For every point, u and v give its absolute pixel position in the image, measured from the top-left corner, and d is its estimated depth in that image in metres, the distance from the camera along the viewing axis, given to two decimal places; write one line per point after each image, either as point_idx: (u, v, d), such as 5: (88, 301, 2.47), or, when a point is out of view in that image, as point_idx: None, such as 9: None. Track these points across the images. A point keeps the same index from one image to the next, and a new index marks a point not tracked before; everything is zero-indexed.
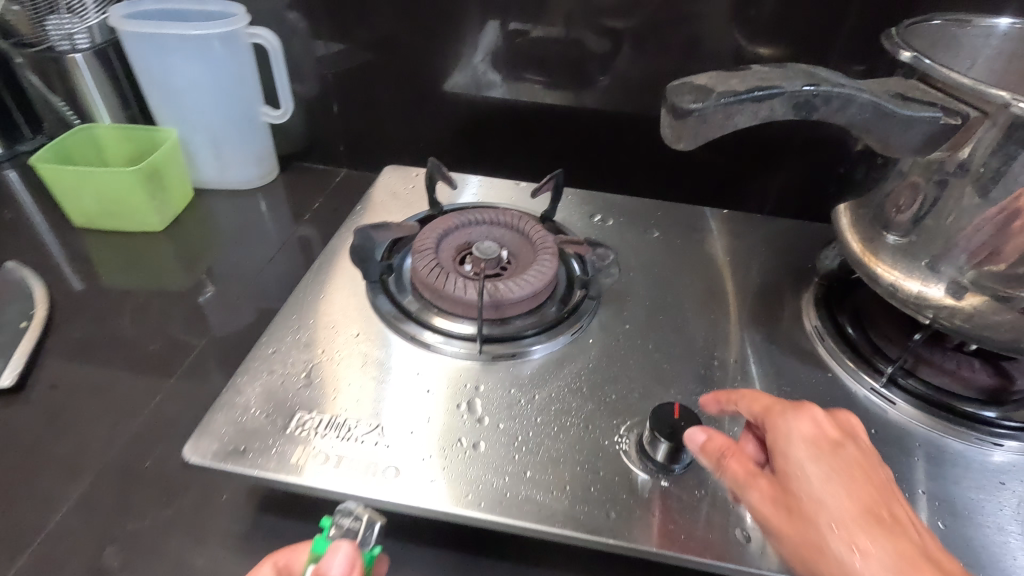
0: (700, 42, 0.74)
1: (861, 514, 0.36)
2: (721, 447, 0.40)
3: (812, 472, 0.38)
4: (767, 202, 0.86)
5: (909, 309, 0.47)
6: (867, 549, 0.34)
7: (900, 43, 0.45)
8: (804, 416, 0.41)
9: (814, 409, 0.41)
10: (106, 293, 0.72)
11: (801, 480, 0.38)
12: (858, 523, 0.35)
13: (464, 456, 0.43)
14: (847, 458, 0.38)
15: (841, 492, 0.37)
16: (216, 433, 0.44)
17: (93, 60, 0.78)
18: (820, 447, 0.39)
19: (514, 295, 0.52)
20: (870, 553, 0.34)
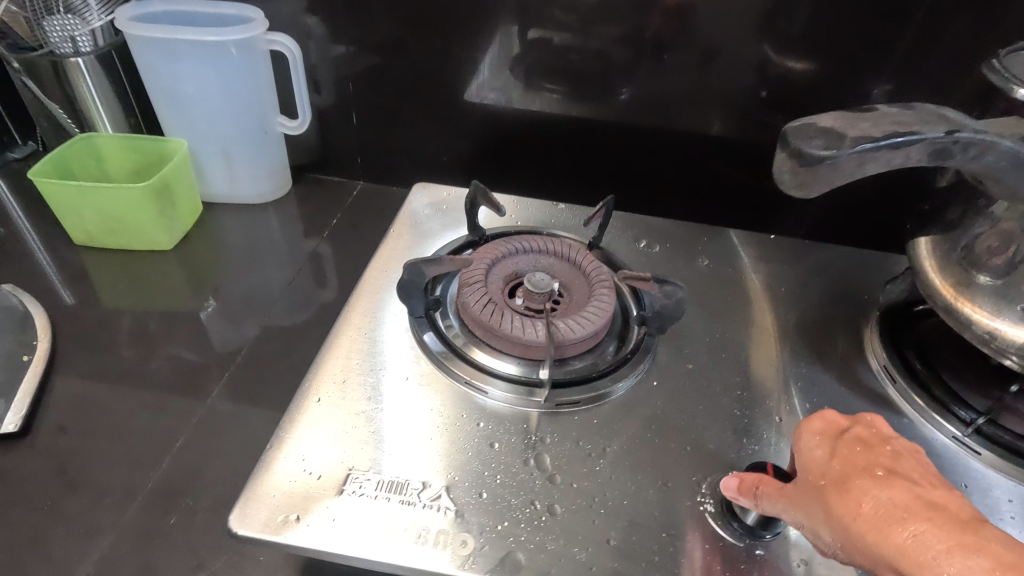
0: (746, 61, 0.71)
1: (858, 474, 0.37)
2: (754, 481, 0.39)
3: (815, 457, 0.39)
4: (804, 225, 0.83)
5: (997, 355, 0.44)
6: (868, 503, 0.35)
7: (1009, 78, 0.43)
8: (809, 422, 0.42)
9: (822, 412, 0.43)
10: (113, 321, 0.66)
11: (808, 466, 0.39)
12: (857, 482, 0.36)
13: (541, 521, 0.40)
14: (850, 442, 0.40)
15: (841, 462, 0.38)
16: (265, 498, 0.40)
17: (97, 66, 0.72)
18: (828, 437, 0.41)
19: (576, 335, 0.49)
20: (874, 505, 0.34)
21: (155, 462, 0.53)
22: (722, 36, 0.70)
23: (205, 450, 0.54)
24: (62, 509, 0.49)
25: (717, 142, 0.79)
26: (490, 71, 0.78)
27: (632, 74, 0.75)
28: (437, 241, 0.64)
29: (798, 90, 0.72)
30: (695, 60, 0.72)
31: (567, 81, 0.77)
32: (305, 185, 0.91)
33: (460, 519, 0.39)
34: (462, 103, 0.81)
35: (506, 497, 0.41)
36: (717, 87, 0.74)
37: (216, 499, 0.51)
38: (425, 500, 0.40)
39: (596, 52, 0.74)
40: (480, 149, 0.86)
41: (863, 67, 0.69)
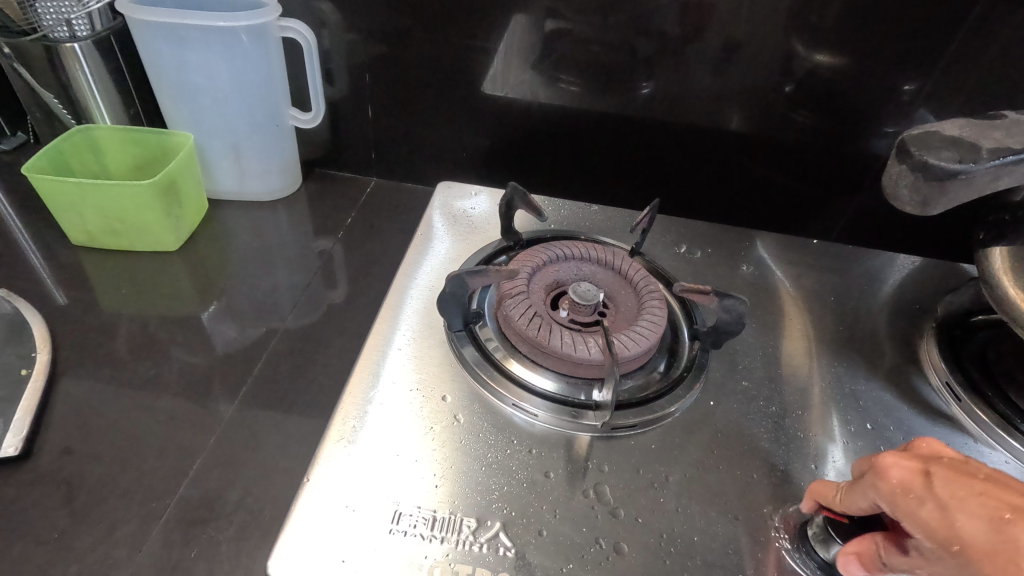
0: (789, 57, 0.67)
1: (994, 523, 0.30)
2: (875, 553, 0.34)
3: (924, 512, 0.32)
4: (838, 227, 0.80)
5: None
6: None
7: None
8: (881, 479, 0.34)
9: (886, 465, 0.35)
10: (117, 330, 0.62)
11: (923, 526, 0.32)
12: (999, 534, 0.30)
13: (607, 562, 0.37)
14: (949, 479, 0.33)
15: (965, 514, 0.31)
16: (305, 540, 0.36)
17: (95, 51, 0.67)
18: (920, 482, 0.33)
19: (632, 352, 0.45)
20: None
21: (171, 488, 0.49)
22: (766, 29, 0.66)
23: (225, 473, 0.51)
24: (73, 544, 0.45)
25: (753, 141, 0.75)
26: (516, 63, 0.73)
27: (667, 69, 0.71)
28: (468, 246, 0.60)
29: (843, 88, 0.69)
30: (735, 55, 0.68)
31: (598, 75, 0.73)
32: (316, 182, 0.87)
33: (521, 562, 0.36)
34: (485, 97, 0.77)
35: (569, 535, 0.38)
36: (756, 84, 0.70)
37: (239, 528, 0.47)
38: (481, 540, 0.37)
39: (631, 45, 0.70)
40: (503, 145, 0.81)
41: (913, 64, 0.65)
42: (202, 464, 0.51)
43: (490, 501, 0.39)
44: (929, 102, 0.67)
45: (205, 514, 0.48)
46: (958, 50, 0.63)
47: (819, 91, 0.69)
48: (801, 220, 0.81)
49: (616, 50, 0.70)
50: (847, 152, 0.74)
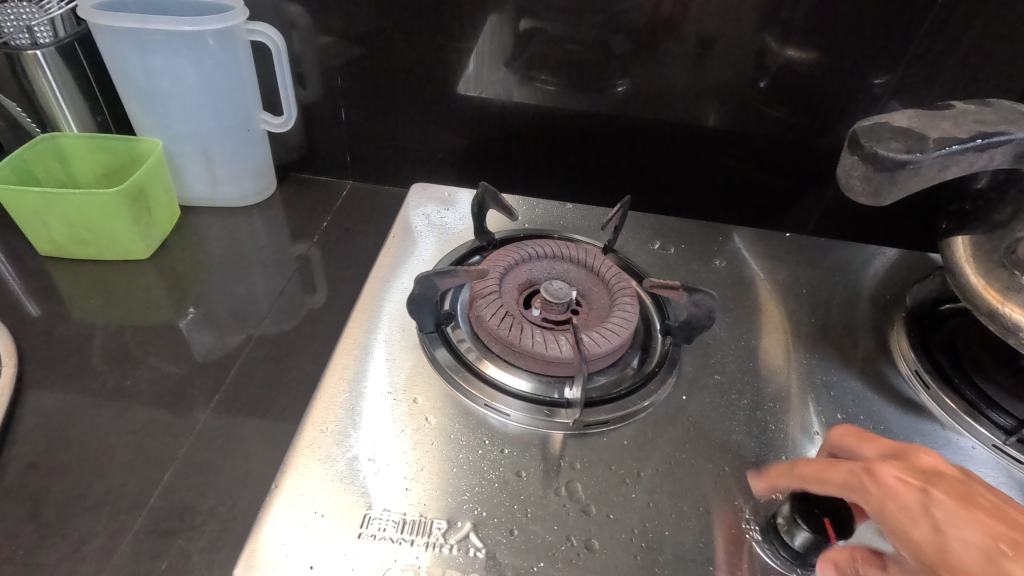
0: (759, 51, 0.68)
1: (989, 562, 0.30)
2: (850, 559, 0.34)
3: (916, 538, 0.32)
4: (812, 221, 0.81)
5: None
6: None
7: None
8: (873, 485, 0.34)
9: (879, 468, 0.34)
10: (86, 340, 0.61)
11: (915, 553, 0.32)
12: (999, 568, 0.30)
13: (579, 560, 0.36)
14: (943, 501, 0.32)
15: (960, 544, 0.31)
16: (273, 547, 0.35)
17: (58, 58, 0.66)
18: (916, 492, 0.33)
19: (603, 350, 0.45)
20: None
21: (141, 500, 0.48)
22: (734, 25, 0.66)
23: (198, 483, 0.50)
24: (40, 560, 0.44)
25: (726, 137, 0.76)
26: (488, 63, 0.73)
27: (638, 66, 0.71)
28: (442, 247, 0.60)
29: (811, 82, 0.69)
30: (705, 51, 0.69)
31: (570, 73, 0.73)
32: (292, 186, 0.86)
33: (492, 562, 0.36)
34: (459, 97, 0.77)
35: (540, 533, 0.37)
36: (727, 80, 0.71)
37: (212, 539, 0.47)
38: (451, 542, 0.36)
39: (601, 42, 0.70)
40: (478, 146, 0.81)
41: (879, 58, 0.66)
42: (173, 474, 0.50)
43: (461, 503, 0.38)
44: (897, 94, 0.68)
45: (177, 525, 0.47)
46: (922, 42, 0.64)
47: (788, 85, 0.70)
48: (776, 214, 0.82)
49: (588, 48, 0.70)
50: (818, 146, 0.74)
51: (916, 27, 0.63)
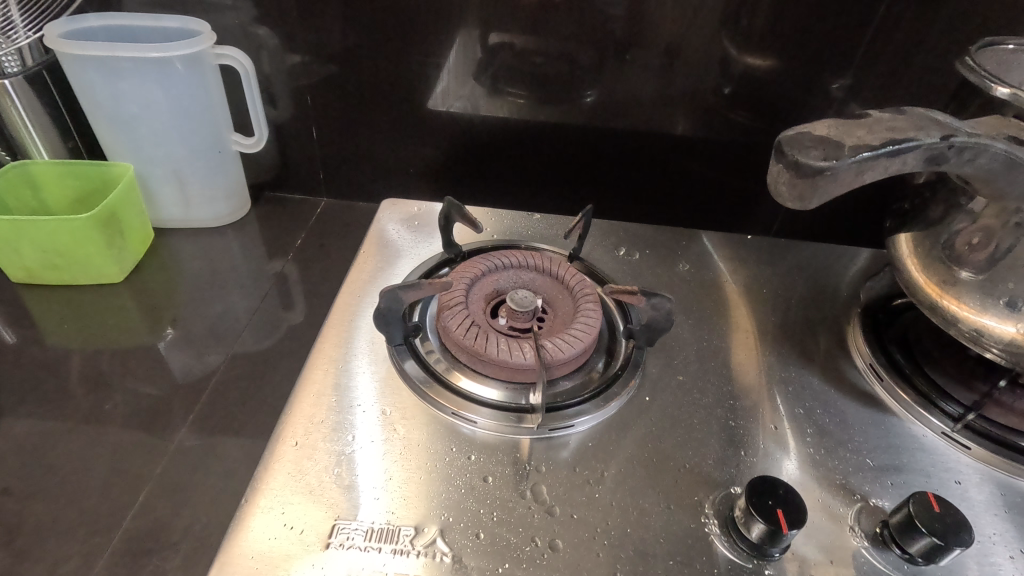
0: (717, 60, 0.70)
1: None
2: None
3: None
4: (776, 222, 0.83)
5: (968, 344, 0.45)
6: None
7: (987, 76, 0.45)
8: None
9: None
10: (59, 366, 0.61)
11: None
12: None
13: (543, 559, 0.38)
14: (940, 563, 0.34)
15: None
16: (244, 561, 0.36)
17: (27, 87, 0.66)
18: None
19: (566, 355, 0.46)
20: None
21: (117, 521, 0.49)
22: (691, 36, 0.69)
23: (174, 502, 0.51)
24: None
25: (688, 143, 0.78)
26: (455, 79, 0.75)
27: (602, 77, 0.73)
28: (411, 260, 0.61)
29: (769, 89, 0.72)
30: (663, 61, 0.71)
31: (536, 87, 0.75)
32: (266, 205, 0.87)
33: (459, 565, 0.37)
34: (428, 112, 0.78)
35: (505, 536, 0.39)
36: (688, 88, 0.73)
37: (188, 557, 0.47)
38: (419, 548, 0.37)
39: (566, 55, 0.72)
40: (449, 159, 0.83)
41: (829, 63, 0.69)
42: (148, 494, 0.51)
43: (429, 509, 0.40)
44: (852, 97, 0.71)
45: (153, 544, 0.48)
46: (871, 47, 0.67)
47: (745, 93, 0.73)
48: (742, 216, 0.84)
49: (552, 62, 0.73)
50: None
51: (861, 33, 0.66)
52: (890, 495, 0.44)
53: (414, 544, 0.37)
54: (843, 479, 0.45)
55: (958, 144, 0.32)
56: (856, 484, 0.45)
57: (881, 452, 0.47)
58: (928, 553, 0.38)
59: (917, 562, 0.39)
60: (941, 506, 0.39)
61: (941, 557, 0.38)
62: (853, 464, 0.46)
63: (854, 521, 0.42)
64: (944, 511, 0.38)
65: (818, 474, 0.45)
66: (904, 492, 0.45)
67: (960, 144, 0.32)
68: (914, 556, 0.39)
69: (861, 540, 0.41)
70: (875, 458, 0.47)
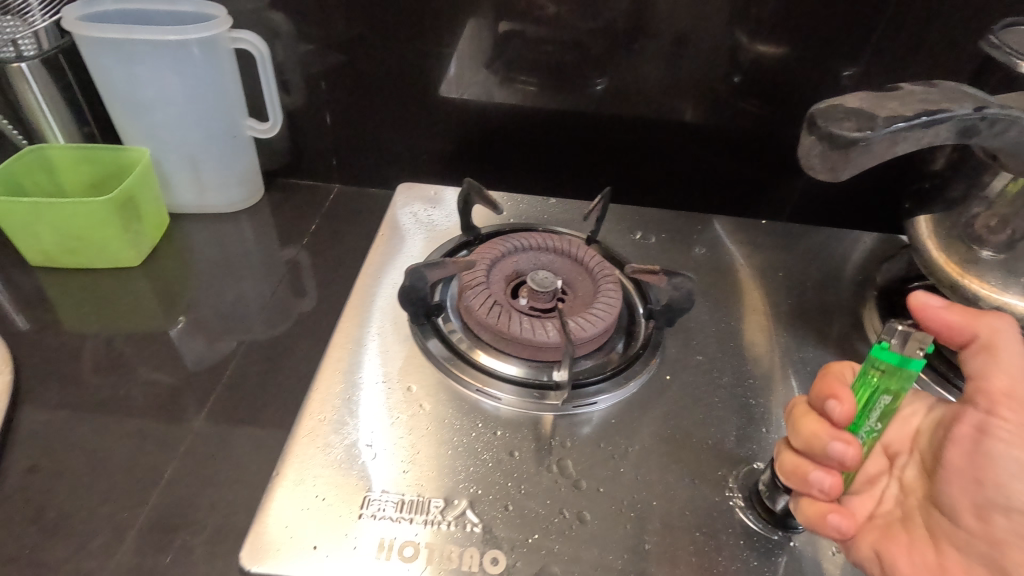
0: (731, 46, 0.71)
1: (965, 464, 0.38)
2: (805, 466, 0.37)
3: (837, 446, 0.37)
4: (788, 208, 0.83)
5: None
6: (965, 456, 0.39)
7: (1010, 54, 0.46)
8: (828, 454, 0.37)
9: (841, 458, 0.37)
10: (79, 349, 0.61)
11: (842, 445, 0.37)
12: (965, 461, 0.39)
13: (571, 531, 0.38)
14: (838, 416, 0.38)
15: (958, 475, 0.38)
16: (277, 531, 0.37)
17: (43, 71, 0.67)
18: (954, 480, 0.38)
19: (588, 333, 0.47)
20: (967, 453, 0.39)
21: (143, 498, 0.49)
22: (705, 21, 0.69)
23: (198, 480, 0.51)
24: (45, 560, 0.45)
25: (701, 129, 0.78)
26: (469, 65, 0.75)
27: (616, 62, 0.73)
28: (430, 243, 0.61)
29: (782, 75, 0.72)
30: (678, 47, 0.71)
31: (550, 73, 0.75)
32: (279, 192, 0.87)
33: (489, 535, 0.37)
34: (441, 98, 0.78)
35: (533, 508, 0.39)
36: (702, 74, 0.73)
37: (213, 534, 0.47)
38: (449, 519, 0.38)
39: (579, 41, 0.72)
40: (463, 145, 0.83)
41: (844, 49, 0.69)
42: (173, 472, 0.51)
43: (457, 482, 0.40)
44: (863, 84, 0.71)
45: (178, 521, 0.48)
46: (886, 33, 0.67)
47: (759, 79, 0.73)
48: (754, 203, 0.84)
49: (566, 48, 0.73)
50: (789, 136, 0.77)
51: (876, 19, 0.66)
52: None
53: (444, 516, 0.38)
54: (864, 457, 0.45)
55: (990, 116, 0.32)
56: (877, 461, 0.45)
57: None
58: None
59: None
60: None
61: None
62: None
63: None
64: None
65: None
66: None
67: (992, 117, 0.32)
68: None
69: None
70: None
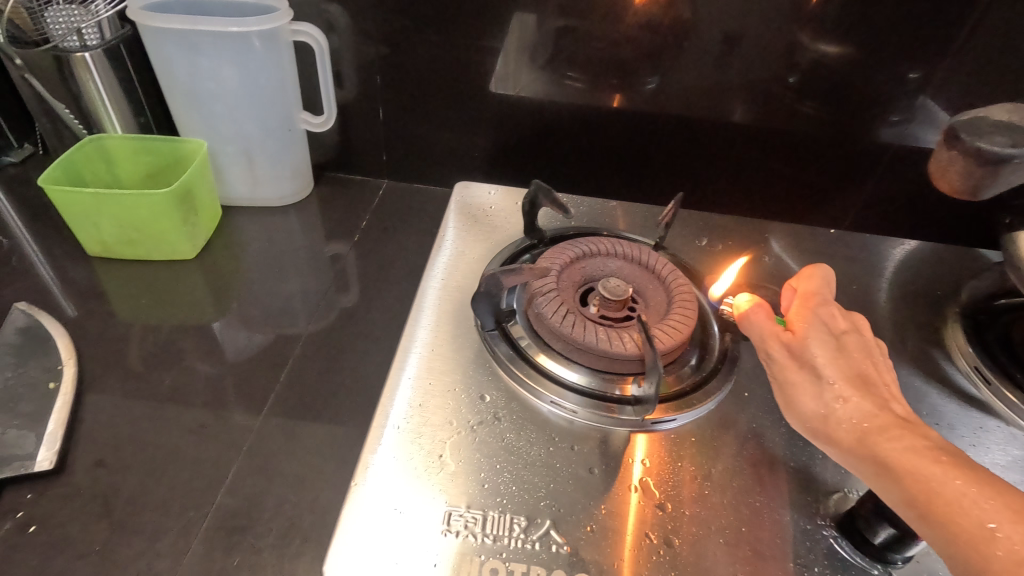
0: (803, 47, 0.67)
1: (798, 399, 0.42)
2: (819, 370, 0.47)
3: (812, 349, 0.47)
4: (852, 216, 0.80)
5: None
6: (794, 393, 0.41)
7: None
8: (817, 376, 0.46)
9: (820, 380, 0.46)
10: (139, 341, 0.61)
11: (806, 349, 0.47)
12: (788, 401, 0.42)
13: (659, 557, 0.37)
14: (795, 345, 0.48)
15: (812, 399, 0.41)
16: (357, 545, 0.36)
17: (105, 61, 0.66)
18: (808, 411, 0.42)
19: (666, 346, 0.45)
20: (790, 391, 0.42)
21: (208, 497, 0.49)
22: (780, 20, 0.66)
23: (264, 480, 0.50)
24: (115, 557, 0.44)
25: (766, 133, 0.75)
26: (528, 61, 0.73)
27: (681, 63, 0.71)
28: (491, 246, 0.60)
29: (858, 77, 0.69)
30: (747, 49, 0.68)
31: (612, 71, 0.73)
32: (328, 186, 0.86)
33: (574, 558, 0.36)
34: (497, 95, 0.77)
35: (619, 530, 0.38)
36: (772, 74, 0.70)
37: (279, 536, 0.46)
38: (533, 538, 0.37)
39: (643, 40, 0.70)
40: (516, 143, 0.81)
41: (927, 52, 0.65)
42: (235, 472, 0.50)
43: (538, 500, 0.39)
44: (941, 89, 0.67)
45: (244, 522, 0.47)
46: (975, 36, 0.63)
47: (832, 82, 0.69)
48: (813, 209, 0.81)
49: (630, 46, 0.70)
50: (859, 142, 0.74)
51: (965, 20, 0.63)
52: None
53: (528, 535, 0.37)
54: None
55: None
56: None
57: (997, 459, 0.45)
58: None
59: None
60: None
61: None
62: None
63: None
64: None
65: None
66: None
67: None
68: None
69: None
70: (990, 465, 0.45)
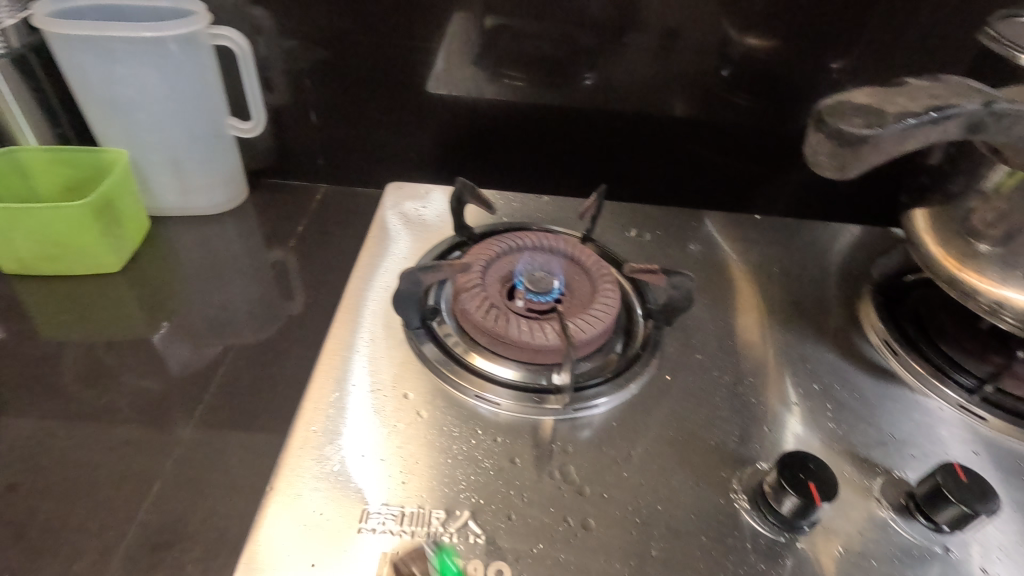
0: (721, 41, 0.70)
1: None
2: None
3: None
4: (782, 202, 0.83)
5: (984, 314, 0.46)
6: None
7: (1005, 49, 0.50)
8: None
9: None
10: (59, 358, 0.59)
11: None
12: None
13: (576, 539, 0.38)
14: None
15: None
16: (272, 550, 0.36)
17: (13, 70, 0.64)
18: None
19: (587, 334, 0.46)
20: None
21: (131, 514, 0.47)
22: (698, 15, 0.68)
23: (190, 494, 0.49)
24: None
25: (693, 125, 0.77)
26: (457, 60, 0.73)
27: (606, 59, 0.72)
28: (422, 245, 0.60)
29: (775, 69, 0.71)
30: (669, 44, 0.70)
31: (541, 68, 0.74)
32: (264, 192, 0.85)
33: (492, 547, 0.37)
34: (430, 95, 0.77)
35: (538, 516, 0.39)
36: (695, 68, 0.72)
37: (206, 549, 0.46)
38: (451, 530, 0.37)
39: (569, 37, 0.71)
40: (452, 142, 0.81)
41: (837, 42, 0.68)
42: (160, 487, 0.49)
43: (458, 493, 0.39)
44: (852, 78, 0.71)
45: (170, 538, 0.46)
46: (879, 26, 0.67)
47: (751, 73, 0.72)
48: (744, 197, 0.84)
49: (556, 43, 0.71)
50: (781, 131, 0.77)
51: (867, 12, 0.66)
52: (913, 466, 0.45)
53: (448, 528, 0.37)
54: (865, 455, 0.45)
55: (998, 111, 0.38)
56: (877, 458, 0.45)
57: (902, 426, 0.48)
58: (954, 522, 0.39)
59: (944, 530, 0.40)
60: (967, 475, 0.39)
61: (966, 525, 0.39)
62: (873, 439, 0.47)
63: (874, 489, 0.43)
64: (971, 480, 0.39)
65: (839, 448, 0.45)
66: (925, 463, 0.45)
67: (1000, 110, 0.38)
68: (940, 524, 0.39)
69: (887, 510, 0.41)
70: (895, 431, 0.47)
